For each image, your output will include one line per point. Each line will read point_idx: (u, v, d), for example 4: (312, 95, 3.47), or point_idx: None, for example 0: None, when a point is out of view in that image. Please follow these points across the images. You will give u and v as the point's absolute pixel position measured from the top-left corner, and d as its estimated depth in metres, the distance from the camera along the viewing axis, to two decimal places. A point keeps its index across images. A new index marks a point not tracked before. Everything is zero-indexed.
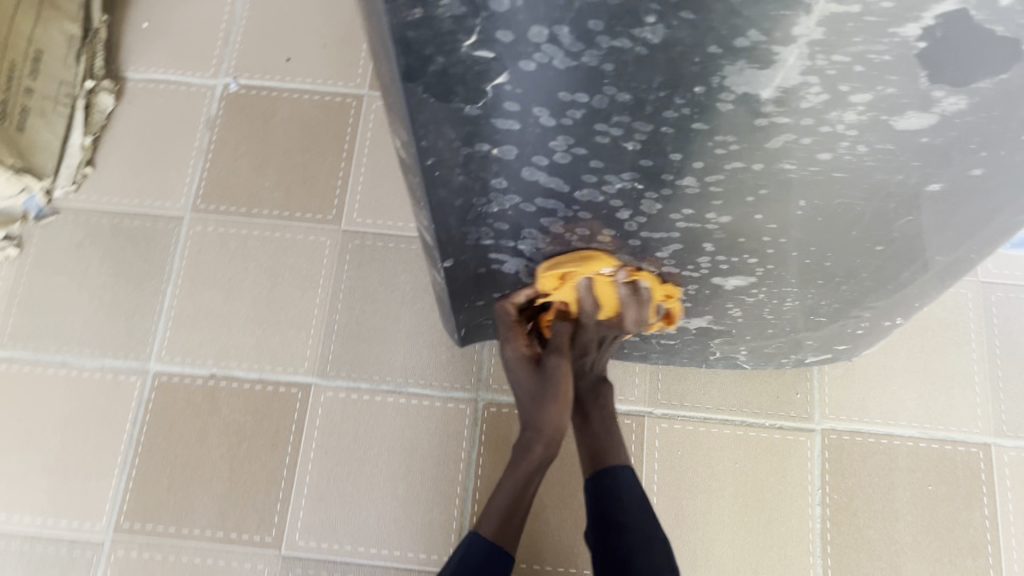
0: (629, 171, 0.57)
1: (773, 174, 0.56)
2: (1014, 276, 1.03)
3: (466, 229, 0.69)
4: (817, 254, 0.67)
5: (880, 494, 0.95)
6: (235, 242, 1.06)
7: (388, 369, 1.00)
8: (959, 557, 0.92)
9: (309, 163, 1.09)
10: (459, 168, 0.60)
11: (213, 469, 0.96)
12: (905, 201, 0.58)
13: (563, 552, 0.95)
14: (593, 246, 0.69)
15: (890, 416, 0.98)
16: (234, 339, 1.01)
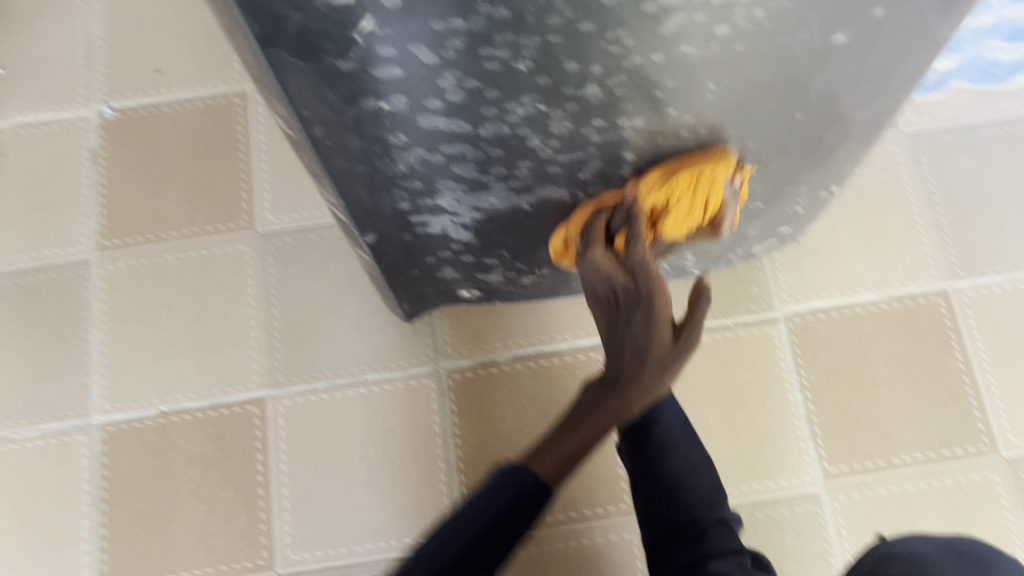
0: (528, 93, 0.54)
1: (675, 62, 0.53)
2: (935, 121, 1.02)
3: (378, 198, 0.66)
4: (740, 138, 0.65)
5: (856, 365, 0.94)
6: (150, 271, 1.00)
7: (341, 362, 0.96)
8: (942, 405, 0.92)
9: (208, 173, 1.04)
10: (351, 132, 0.56)
11: (186, 506, 0.92)
12: (814, 60, 0.56)
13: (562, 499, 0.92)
14: (514, 183, 0.66)
15: (848, 286, 0.97)
16: (175, 371, 0.96)
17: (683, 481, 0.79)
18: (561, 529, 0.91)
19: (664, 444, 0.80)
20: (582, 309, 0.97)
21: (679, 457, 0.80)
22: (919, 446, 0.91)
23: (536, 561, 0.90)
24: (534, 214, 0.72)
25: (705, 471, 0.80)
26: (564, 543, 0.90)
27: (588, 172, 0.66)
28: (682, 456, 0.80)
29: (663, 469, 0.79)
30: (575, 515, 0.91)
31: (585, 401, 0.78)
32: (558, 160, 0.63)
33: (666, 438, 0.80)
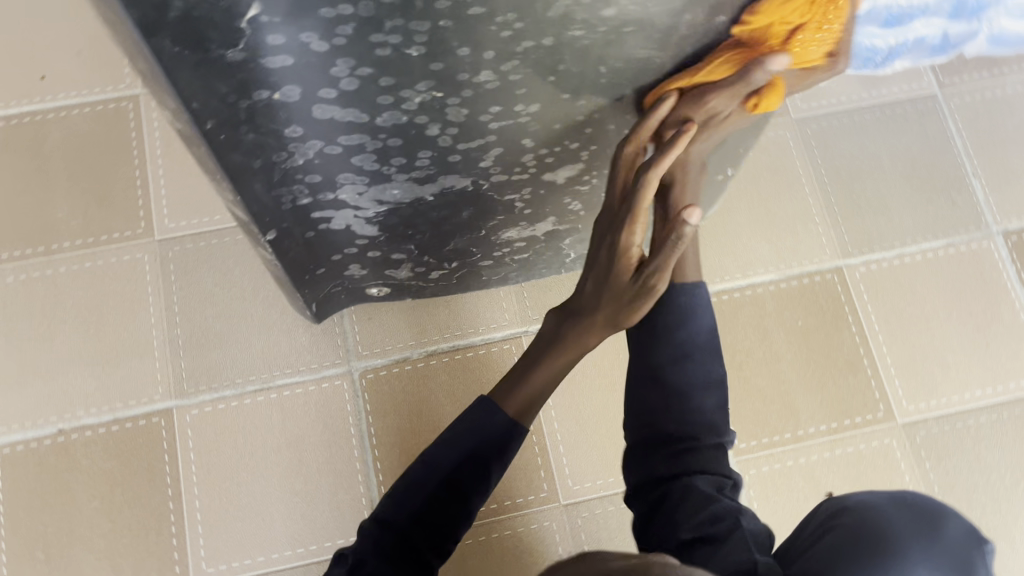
0: (422, 80, 0.54)
1: (566, 45, 0.54)
2: (822, 107, 1.07)
3: (277, 193, 0.64)
4: (634, 122, 0.66)
5: (758, 343, 0.97)
6: (42, 284, 0.96)
7: (250, 368, 0.94)
8: (842, 377, 0.96)
9: (100, 181, 1.00)
10: (245, 125, 0.55)
11: (92, 525, 0.88)
12: (699, 42, 0.58)
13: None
14: (415, 173, 0.66)
15: (748, 267, 1.00)
16: (74, 387, 0.92)
17: (684, 405, 0.66)
18: (481, 523, 0.90)
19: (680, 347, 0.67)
20: (493, 302, 0.98)
21: (699, 369, 0.67)
22: (821, 417, 0.95)
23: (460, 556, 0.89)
24: (437, 205, 0.72)
25: (716, 391, 0.67)
26: (486, 535, 0.90)
27: (488, 160, 0.66)
28: (691, 378, 0.66)
29: (673, 378, 0.66)
30: (494, 507, 0.91)
31: (547, 341, 0.73)
32: (457, 149, 0.64)
33: (687, 341, 0.67)
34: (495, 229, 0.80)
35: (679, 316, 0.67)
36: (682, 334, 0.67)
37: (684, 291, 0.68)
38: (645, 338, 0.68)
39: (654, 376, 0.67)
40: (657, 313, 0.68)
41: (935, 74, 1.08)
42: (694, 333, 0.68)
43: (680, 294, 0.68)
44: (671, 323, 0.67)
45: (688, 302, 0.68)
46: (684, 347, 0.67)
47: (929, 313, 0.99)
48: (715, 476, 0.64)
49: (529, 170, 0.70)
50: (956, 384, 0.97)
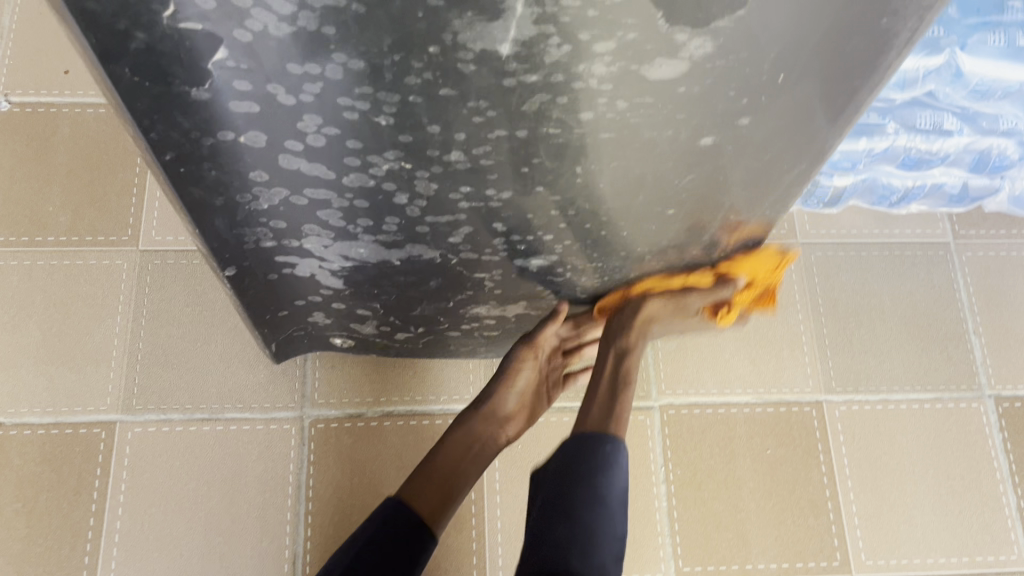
0: (391, 149, 0.53)
1: (541, 140, 0.52)
2: (830, 235, 1.05)
3: (239, 232, 0.63)
4: (612, 225, 0.65)
5: (722, 465, 0.94)
6: (17, 274, 0.95)
7: (203, 396, 0.92)
8: (802, 516, 0.92)
9: (97, 182, 1.00)
10: (207, 162, 0.54)
11: (7, 527, 0.86)
12: (682, 158, 0.57)
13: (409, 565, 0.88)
14: (380, 236, 0.64)
15: (726, 384, 0.97)
16: (24, 384, 0.91)
17: (588, 545, 0.63)
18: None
19: (600, 496, 0.66)
20: (460, 373, 0.96)
21: (609, 522, 0.65)
22: (773, 555, 0.91)
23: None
24: (405, 271, 0.71)
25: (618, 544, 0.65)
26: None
27: (457, 237, 0.64)
28: (598, 516, 0.65)
29: (583, 518, 0.64)
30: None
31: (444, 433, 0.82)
32: (425, 221, 0.62)
33: (604, 492, 0.66)
34: (465, 303, 0.78)
35: (600, 465, 0.68)
36: (602, 481, 0.67)
37: (611, 442, 0.70)
38: (563, 475, 0.67)
39: (561, 515, 0.65)
40: (581, 457, 0.68)
41: (951, 222, 1.06)
42: (609, 479, 0.67)
43: (607, 442, 0.69)
44: (592, 469, 0.67)
45: (610, 453, 0.69)
46: (598, 492, 0.66)
47: (905, 466, 0.95)
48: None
49: (500, 253, 0.68)
50: (921, 547, 0.92)
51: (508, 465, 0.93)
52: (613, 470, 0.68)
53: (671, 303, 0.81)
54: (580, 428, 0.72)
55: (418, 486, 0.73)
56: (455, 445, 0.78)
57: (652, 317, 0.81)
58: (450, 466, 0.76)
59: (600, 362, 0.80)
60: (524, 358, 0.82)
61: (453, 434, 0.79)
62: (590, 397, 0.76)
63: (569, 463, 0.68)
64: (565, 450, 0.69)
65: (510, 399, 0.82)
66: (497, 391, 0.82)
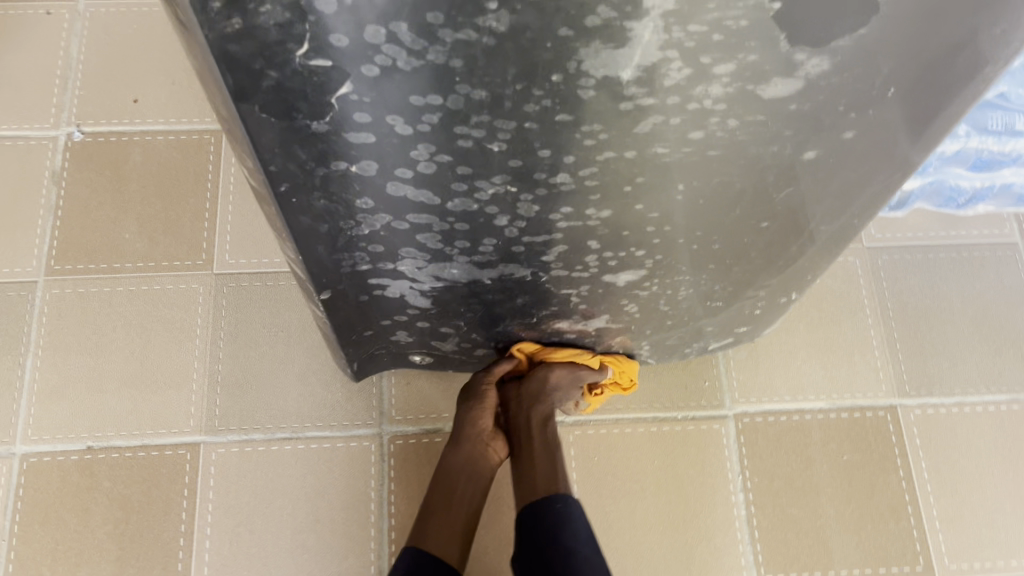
0: (499, 174, 0.54)
1: (647, 160, 0.53)
2: (897, 238, 1.05)
3: (338, 257, 0.65)
4: (704, 239, 0.65)
5: (799, 472, 0.94)
6: (98, 300, 0.97)
7: (283, 415, 0.94)
8: (882, 521, 0.92)
9: (171, 207, 1.02)
10: (318, 191, 0.56)
11: (100, 549, 0.88)
12: (782, 172, 0.57)
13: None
14: (476, 257, 0.65)
15: (799, 390, 0.97)
16: (109, 407, 0.93)
17: None
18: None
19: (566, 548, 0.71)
20: None
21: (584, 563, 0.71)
22: (856, 561, 0.91)
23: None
24: (494, 289, 0.72)
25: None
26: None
27: (550, 255, 0.65)
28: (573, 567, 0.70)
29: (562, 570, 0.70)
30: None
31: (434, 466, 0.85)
32: (522, 241, 0.63)
33: (567, 542, 0.72)
34: (547, 318, 0.79)
35: (556, 524, 0.73)
36: (561, 535, 0.72)
37: (563, 499, 0.76)
38: (531, 540, 0.73)
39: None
40: (539, 520, 0.74)
41: (1018, 222, 1.05)
42: (575, 531, 0.73)
43: (556, 500, 0.75)
44: (549, 531, 0.73)
45: (564, 508, 0.75)
46: (568, 547, 0.71)
47: (983, 469, 0.95)
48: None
49: (591, 270, 0.68)
50: (1004, 550, 0.92)
51: (585, 476, 0.93)
52: (570, 522, 0.74)
53: (569, 372, 0.85)
54: (531, 492, 0.78)
55: (428, 528, 0.77)
56: (448, 481, 0.82)
57: (558, 384, 0.85)
58: (447, 500, 0.80)
59: (526, 420, 0.84)
60: (489, 382, 0.85)
61: (440, 472, 0.83)
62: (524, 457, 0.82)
63: (528, 530, 0.74)
64: (523, 519, 0.75)
65: (486, 420, 0.84)
66: (473, 416, 0.84)
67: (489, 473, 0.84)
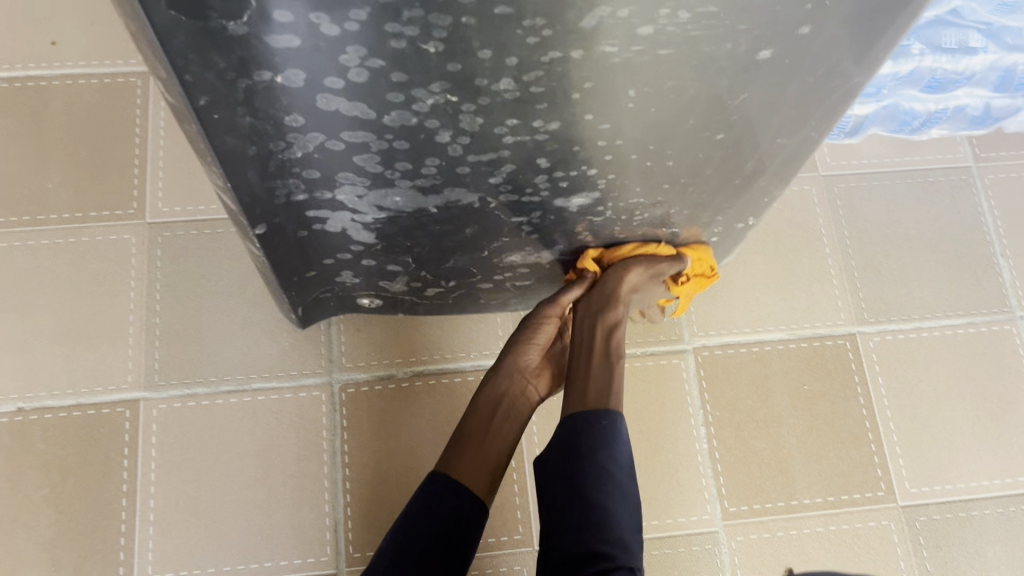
0: (438, 80, 0.50)
1: (594, 61, 0.50)
2: (852, 166, 1.03)
3: (271, 184, 0.60)
4: (657, 154, 0.62)
5: (761, 403, 0.93)
6: (22, 254, 0.92)
7: (227, 367, 0.90)
8: (844, 448, 0.92)
9: (97, 155, 0.96)
10: (242, 106, 0.51)
11: (38, 514, 0.83)
12: (736, 75, 0.54)
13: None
14: (419, 181, 0.62)
15: (757, 322, 0.96)
16: (40, 366, 0.88)
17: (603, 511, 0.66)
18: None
19: (605, 466, 0.67)
20: (488, 328, 0.94)
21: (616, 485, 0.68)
22: (818, 490, 0.90)
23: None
24: (441, 218, 0.68)
25: (631, 506, 0.68)
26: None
27: (498, 176, 0.62)
28: (606, 492, 0.67)
29: (596, 490, 0.66)
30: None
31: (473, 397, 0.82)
32: (468, 161, 0.59)
33: (605, 461, 0.68)
34: (498, 251, 0.75)
35: (602, 439, 0.69)
36: (603, 453, 0.68)
37: (608, 415, 0.71)
38: (569, 452, 0.68)
39: (574, 497, 0.66)
40: (580, 434, 0.69)
41: (971, 146, 1.04)
42: (614, 454, 0.69)
43: (605, 416, 0.71)
44: (594, 445, 0.69)
45: (608, 426, 0.70)
46: (604, 467, 0.67)
47: (942, 393, 0.95)
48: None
49: (541, 193, 0.65)
50: (964, 471, 0.92)
51: (544, 417, 0.91)
52: (614, 444, 0.69)
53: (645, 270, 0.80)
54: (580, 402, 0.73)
55: (458, 450, 0.75)
56: (486, 409, 0.78)
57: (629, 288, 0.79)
58: (485, 429, 0.77)
59: (590, 329, 0.79)
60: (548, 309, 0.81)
61: (478, 398, 0.80)
62: (584, 364, 0.76)
63: (569, 441, 0.69)
64: (565, 428, 0.71)
65: (532, 350, 0.81)
66: (519, 345, 0.81)
67: (526, 410, 0.82)
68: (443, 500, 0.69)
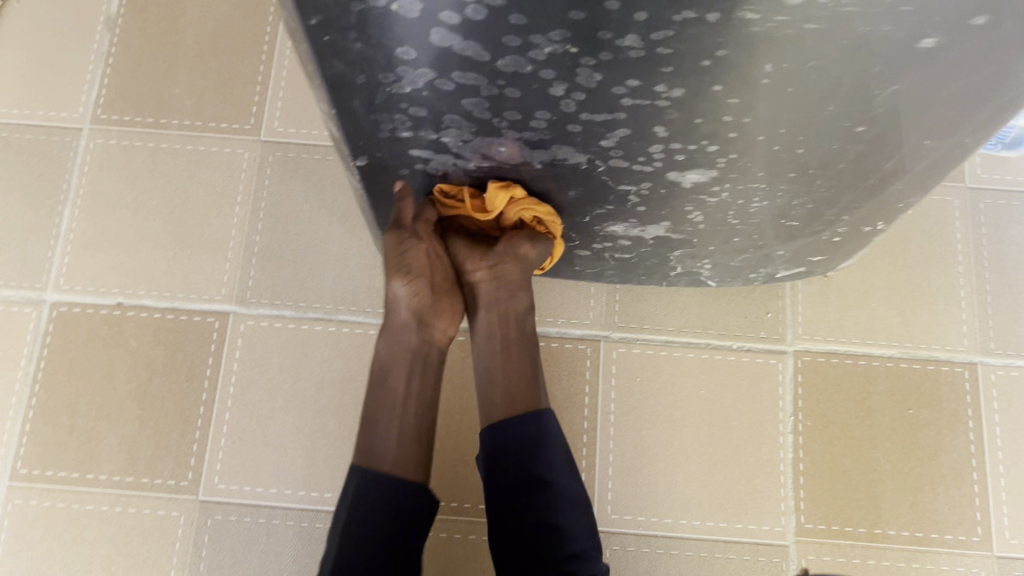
0: (559, 28, 0.46)
1: (733, 27, 0.45)
2: (1006, 181, 0.93)
3: (377, 117, 0.59)
4: (788, 139, 0.57)
5: (858, 421, 0.87)
6: (141, 155, 0.94)
7: (317, 294, 0.90)
8: (942, 484, 0.85)
9: (224, 67, 0.97)
10: (354, 31, 0.49)
11: (122, 407, 0.87)
12: (892, 61, 0.48)
13: (451, 488, 0.86)
14: (526, 134, 0.59)
15: (869, 333, 0.89)
16: (144, 266, 0.91)
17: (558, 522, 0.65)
18: (448, 517, 0.85)
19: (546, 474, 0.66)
20: (581, 295, 0.90)
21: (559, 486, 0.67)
22: (905, 523, 0.84)
23: (450, 547, 0.84)
24: (545, 176, 0.65)
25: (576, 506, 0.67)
26: (469, 535, 0.85)
27: (611, 139, 0.58)
28: (555, 510, 0.65)
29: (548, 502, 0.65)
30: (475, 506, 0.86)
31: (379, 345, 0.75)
32: (580, 119, 0.56)
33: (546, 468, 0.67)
34: (600, 219, 0.71)
35: (534, 444, 0.67)
36: (541, 459, 0.67)
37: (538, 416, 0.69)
38: (509, 458, 0.66)
39: (530, 516, 0.65)
40: (515, 439, 0.67)
41: None
42: (551, 460, 0.67)
43: (534, 419, 0.69)
44: (528, 452, 0.67)
45: (537, 429, 0.68)
46: (546, 476, 0.66)
47: None
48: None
49: (654, 164, 0.61)
50: None
51: (625, 396, 0.87)
52: (545, 451, 0.67)
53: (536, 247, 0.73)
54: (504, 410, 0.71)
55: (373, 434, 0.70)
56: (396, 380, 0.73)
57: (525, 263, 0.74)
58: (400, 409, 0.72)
59: (500, 313, 0.75)
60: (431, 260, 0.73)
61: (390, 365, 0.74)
62: (494, 357, 0.74)
63: (507, 448, 0.67)
64: (490, 441, 0.68)
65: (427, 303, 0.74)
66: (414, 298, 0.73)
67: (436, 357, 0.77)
68: (369, 507, 0.64)
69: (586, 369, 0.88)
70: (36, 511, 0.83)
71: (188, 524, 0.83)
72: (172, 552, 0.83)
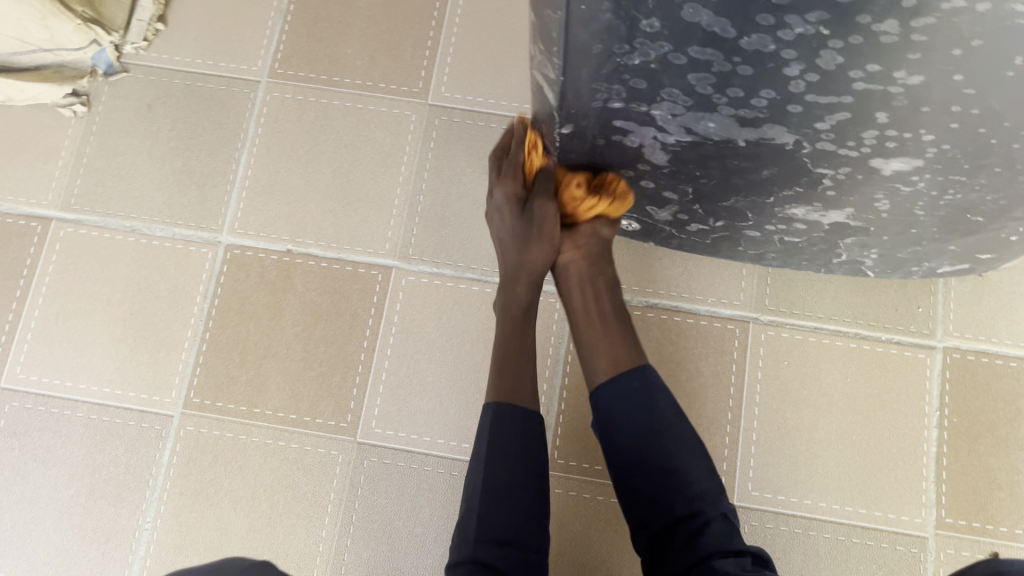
0: (819, 11, 0.48)
1: (999, 19, 0.46)
2: None
3: (596, 87, 0.61)
4: (1008, 133, 0.57)
5: (1005, 421, 0.87)
6: (314, 111, 0.98)
7: (476, 256, 0.93)
8: None
9: (396, 30, 1.00)
10: (608, 3, 0.51)
11: (287, 348, 0.91)
12: None
13: (592, 452, 0.89)
14: (742, 111, 0.60)
15: (1023, 336, 0.89)
16: (313, 216, 0.95)
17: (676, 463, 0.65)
18: (585, 480, 0.88)
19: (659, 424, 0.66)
20: (732, 275, 0.92)
21: (674, 432, 0.67)
22: None
23: (590, 509, 0.87)
24: (743, 154, 0.66)
25: (692, 448, 0.66)
26: (604, 496, 0.87)
27: (826, 122, 0.59)
28: (674, 463, 0.65)
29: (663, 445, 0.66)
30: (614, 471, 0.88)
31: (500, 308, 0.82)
32: (803, 100, 0.57)
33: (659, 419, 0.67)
34: (783, 201, 0.73)
35: (640, 399, 0.68)
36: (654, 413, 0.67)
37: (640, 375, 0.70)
38: (620, 418, 0.67)
39: (646, 462, 0.65)
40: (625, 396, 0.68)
41: None
42: (662, 412, 0.67)
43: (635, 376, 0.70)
44: (638, 408, 0.67)
45: (644, 385, 0.69)
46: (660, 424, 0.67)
47: None
48: (729, 543, 0.62)
49: (861, 149, 0.62)
50: None
51: (770, 378, 0.89)
52: (655, 407, 0.68)
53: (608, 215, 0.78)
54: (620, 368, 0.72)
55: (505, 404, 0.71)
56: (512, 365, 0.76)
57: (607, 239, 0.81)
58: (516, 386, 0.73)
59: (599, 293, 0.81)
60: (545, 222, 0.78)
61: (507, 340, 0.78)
62: (593, 330, 0.78)
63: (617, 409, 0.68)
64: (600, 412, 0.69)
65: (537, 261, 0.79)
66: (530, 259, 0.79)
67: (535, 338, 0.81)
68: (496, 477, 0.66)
69: (734, 349, 0.90)
70: (205, 439, 0.88)
71: (345, 463, 0.88)
72: (329, 487, 0.87)
